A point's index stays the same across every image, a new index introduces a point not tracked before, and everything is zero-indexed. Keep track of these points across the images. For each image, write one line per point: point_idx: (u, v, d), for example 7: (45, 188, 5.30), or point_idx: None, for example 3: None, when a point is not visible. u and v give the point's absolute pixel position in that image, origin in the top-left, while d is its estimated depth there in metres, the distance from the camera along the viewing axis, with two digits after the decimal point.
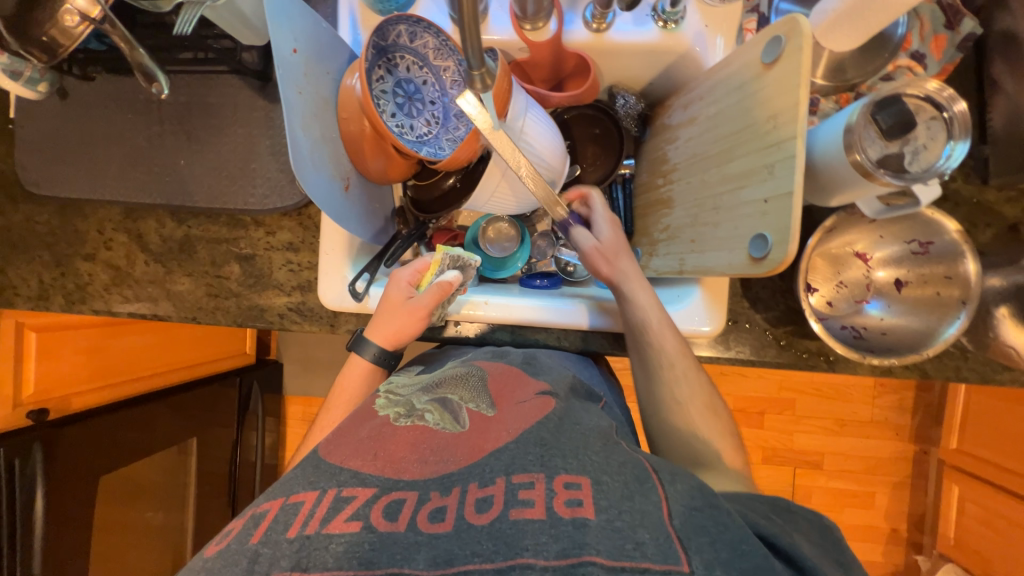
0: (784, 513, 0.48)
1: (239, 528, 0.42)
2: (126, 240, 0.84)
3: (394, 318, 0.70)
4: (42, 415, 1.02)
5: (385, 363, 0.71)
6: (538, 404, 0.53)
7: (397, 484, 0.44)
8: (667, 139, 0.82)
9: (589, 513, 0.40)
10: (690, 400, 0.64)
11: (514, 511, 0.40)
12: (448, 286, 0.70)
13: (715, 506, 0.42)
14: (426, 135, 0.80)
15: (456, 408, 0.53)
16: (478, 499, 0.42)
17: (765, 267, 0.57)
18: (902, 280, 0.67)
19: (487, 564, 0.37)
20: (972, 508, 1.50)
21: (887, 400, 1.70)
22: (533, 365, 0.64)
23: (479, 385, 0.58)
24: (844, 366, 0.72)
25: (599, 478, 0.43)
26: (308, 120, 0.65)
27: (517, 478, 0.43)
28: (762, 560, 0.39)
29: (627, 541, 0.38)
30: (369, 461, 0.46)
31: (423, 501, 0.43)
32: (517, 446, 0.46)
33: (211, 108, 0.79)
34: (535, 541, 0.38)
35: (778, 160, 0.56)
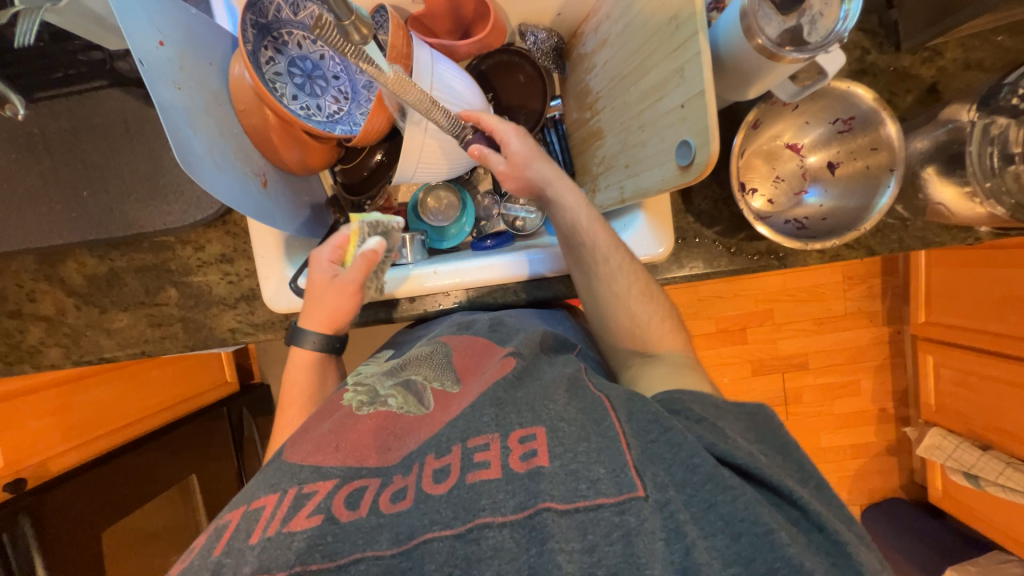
0: (713, 408, 0.50)
1: (201, 544, 0.41)
2: (48, 288, 0.79)
3: (329, 301, 0.68)
4: (19, 485, 0.97)
5: (329, 347, 0.69)
6: (499, 366, 0.53)
7: (359, 471, 0.43)
8: (586, 69, 0.80)
9: (543, 460, 0.42)
10: (627, 292, 0.64)
11: (471, 475, 0.41)
12: (373, 256, 0.67)
13: (668, 429, 0.44)
14: (337, 113, 0.76)
15: (420, 390, 0.53)
16: (436, 470, 0.42)
17: (692, 173, 0.56)
18: (834, 162, 0.68)
19: (446, 530, 0.38)
20: (947, 372, 1.59)
21: (857, 290, 1.76)
22: (500, 330, 0.64)
23: (443, 361, 0.57)
24: (795, 259, 0.73)
25: (555, 425, 0.45)
26: (197, 117, 0.60)
27: (473, 442, 0.44)
28: (709, 471, 0.41)
29: (581, 482, 0.40)
30: (331, 453, 0.44)
31: (385, 484, 0.42)
32: (472, 409, 0.47)
33: (98, 129, 0.73)
34: (492, 500, 0.39)
35: (687, 61, 0.54)
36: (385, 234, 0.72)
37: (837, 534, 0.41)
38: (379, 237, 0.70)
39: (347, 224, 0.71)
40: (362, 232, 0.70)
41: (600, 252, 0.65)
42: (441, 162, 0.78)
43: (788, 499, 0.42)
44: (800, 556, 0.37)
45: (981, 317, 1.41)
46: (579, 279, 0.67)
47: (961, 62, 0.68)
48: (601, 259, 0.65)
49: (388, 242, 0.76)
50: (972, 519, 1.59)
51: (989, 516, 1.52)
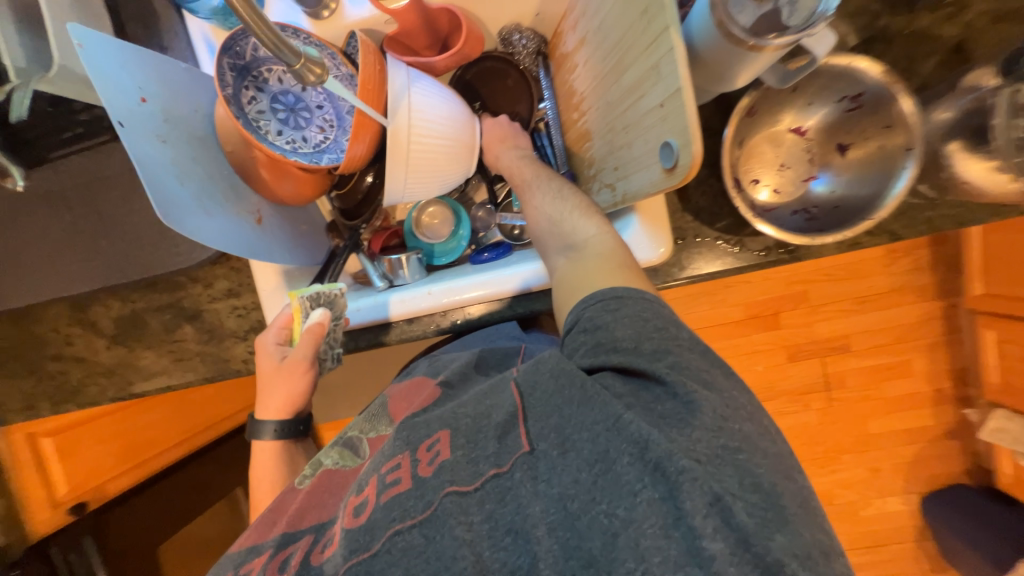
0: (615, 302, 0.52)
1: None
2: (82, 332, 0.85)
3: (281, 381, 0.73)
4: (82, 509, 1.08)
5: (294, 429, 0.77)
6: (426, 398, 0.62)
7: (296, 534, 0.53)
8: (569, 69, 0.77)
9: (445, 454, 0.49)
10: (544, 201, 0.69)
11: (385, 494, 0.49)
12: (317, 329, 0.70)
13: (560, 376, 0.48)
14: (323, 142, 0.77)
15: (356, 443, 0.64)
16: (357, 504, 0.50)
17: (678, 176, 0.53)
18: (845, 143, 0.62)
19: (365, 552, 0.46)
20: (1012, 348, 1.44)
21: (903, 264, 1.62)
22: (434, 367, 0.72)
23: (378, 411, 0.68)
24: (807, 252, 0.68)
25: (456, 424, 0.51)
26: (183, 165, 0.62)
27: (386, 468, 0.52)
28: (587, 392, 0.46)
29: (477, 464, 0.48)
30: (273, 526, 0.55)
31: (316, 539, 0.51)
32: (393, 440, 0.55)
33: (109, 181, 0.78)
34: (402, 509, 0.47)
35: (661, 57, 0.51)
36: (330, 305, 0.72)
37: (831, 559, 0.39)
38: (324, 310, 0.72)
39: (289, 300, 0.72)
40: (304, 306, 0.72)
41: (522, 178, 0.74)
42: (429, 177, 0.76)
43: (657, 379, 0.46)
44: (645, 432, 0.42)
45: None
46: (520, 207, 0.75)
47: (990, 16, 0.60)
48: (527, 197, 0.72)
49: (336, 310, 0.74)
50: None
51: None
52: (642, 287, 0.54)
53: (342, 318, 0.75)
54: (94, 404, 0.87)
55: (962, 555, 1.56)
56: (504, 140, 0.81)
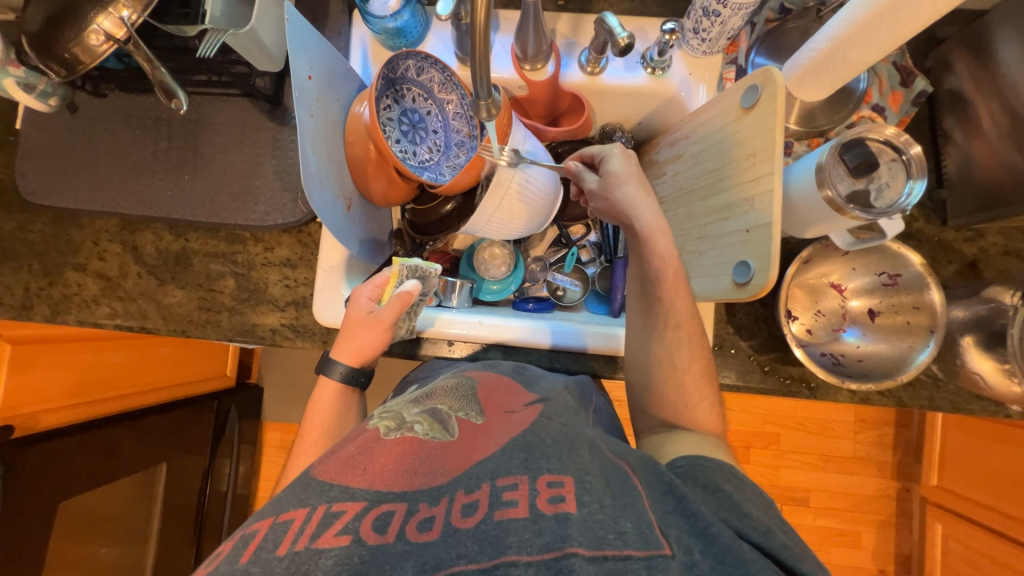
0: (737, 479, 0.48)
1: (228, 547, 0.35)
2: (120, 251, 0.84)
3: (359, 334, 0.70)
4: (7, 433, 0.93)
5: (355, 380, 0.71)
6: (527, 414, 0.49)
7: (386, 496, 0.38)
8: (655, 174, 0.88)
9: (571, 507, 0.37)
10: (686, 366, 0.64)
11: (498, 513, 0.37)
12: (407, 297, 0.69)
13: (682, 498, 0.41)
14: (428, 161, 0.84)
15: (446, 417, 0.48)
16: (464, 504, 0.38)
17: (749, 291, 0.60)
18: (875, 309, 0.72)
19: (472, 565, 0.33)
20: (957, 547, 1.51)
21: (868, 435, 1.73)
22: (525, 374, 0.61)
23: (467, 394, 0.53)
24: (826, 392, 0.75)
25: (582, 476, 0.40)
26: (317, 140, 0.68)
27: (502, 481, 0.39)
28: (727, 542, 0.37)
29: (608, 531, 0.36)
30: (358, 473, 0.39)
31: (412, 511, 0.37)
32: (500, 452, 0.42)
33: (218, 127, 0.82)
34: (519, 539, 0.35)
35: (759, 192, 0.60)
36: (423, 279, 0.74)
37: None
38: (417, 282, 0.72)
39: (390, 264, 0.73)
40: (401, 274, 0.72)
41: (673, 316, 0.64)
42: (510, 220, 0.83)
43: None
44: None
45: (993, 493, 1.38)
46: (639, 329, 0.67)
47: (1000, 247, 0.74)
48: (669, 321, 0.64)
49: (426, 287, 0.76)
50: None
51: None
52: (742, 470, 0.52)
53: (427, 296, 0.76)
54: (95, 325, 0.83)
55: None
56: (636, 193, 0.65)
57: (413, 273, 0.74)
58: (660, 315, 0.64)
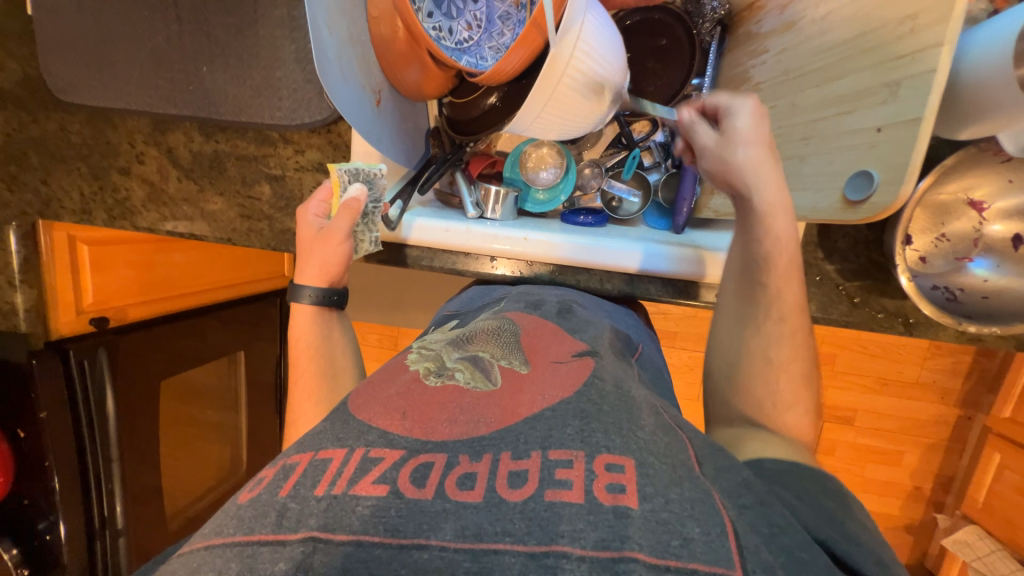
0: (833, 488, 0.42)
1: (270, 478, 0.35)
2: (157, 154, 0.81)
3: (318, 251, 0.67)
4: (104, 323, 1.03)
5: (329, 301, 0.69)
6: (578, 366, 0.45)
7: (425, 446, 0.36)
8: (752, 52, 0.69)
9: (632, 501, 0.31)
10: (784, 363, 0.53)
11: (549, 492, 0.31)
12: (355, 204, 0.65)
13: (762, 501, 0.35)
14: (466, 42, 0.70)
15: (488, 368, 0.45)
16: (511, 474, 0.33)
17: (861, 213, 0.49)
18: (1022, 236, 0.57)
19: (519, 546, 0.28)
20: (1010, 475, 1.46)
21: (939, 363, 1.59)
22: (569, 318, 0.57)
23: (511, 342, 0.50)
24: (924, 330, 0.65)
25: (644, 460, 0.34)
26: (331, 15, 0.57)
27: (554, 454, 0.34)
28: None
29: (672, 536, 0.30)
30: (398, 421, 0.38)
31: (452, 463, 0.34)
32: (554, 416, 0.38)
33: (228, 3, 0.71)
34: (572, 528, 0.29)
35: (909, 78, 0.45)
36: (368, 183, 0.68)
37: None
38: (362, 187, 0.67)
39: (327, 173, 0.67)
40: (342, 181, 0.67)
41: (779, 303, 0.54)
42: (560, 118, 0.70)
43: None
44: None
45: None
46: (733, 319, 0.58)
47: None
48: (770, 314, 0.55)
49: (374, 191, 0.70)
50: None
51: None
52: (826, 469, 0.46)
53: (380, 203, 0.70)
54: (149, 231, 0.85)
55: None
56: (758, 155, 0.54)
57: (355, 177, 0.68)
58: (763, 303, 0.55)
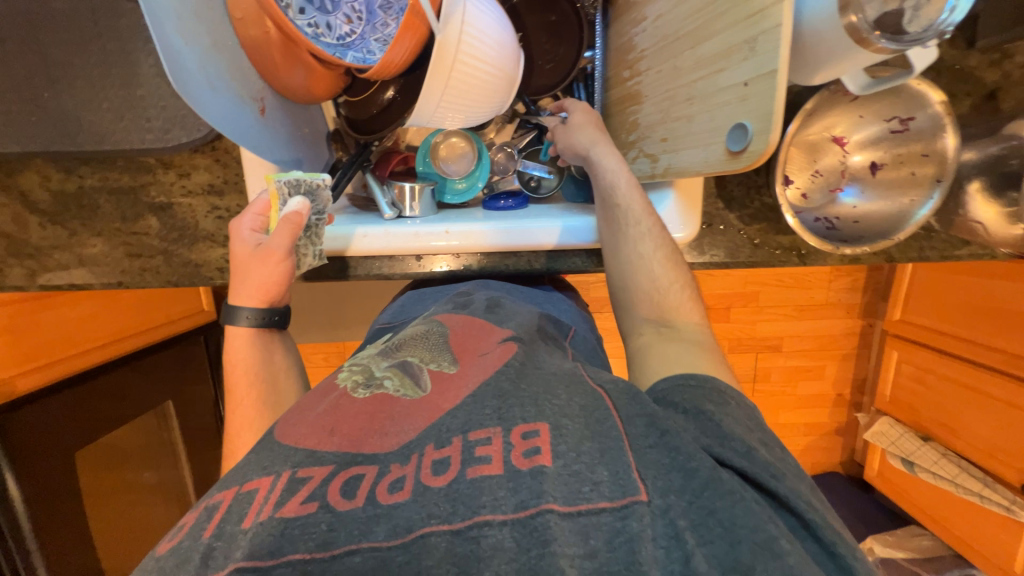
0: (718, 395, 0.46)
1: (191, 523, 0.34)
2: (7, 201, 0.70)
3: (254, 271, 0.61)
4: None
5: (268, 321, 0.64)
6: (499, 353, 0.47)
7: (355, 458, 0.36)
8: (633, 20, 0.72)
9: (547, 460, 0.35)
10: (653, 254, 0.62)
11: (471, 470, 0.35)
12: (297, 218, 0.60)
13: (665, 432, 0.39)
14: (349, 36, 0.66)
15: (417, 371, 0.44)
16: (434, 462, 0.35)
17: (743, 161, 0.52)
18: (878, 163, 0.65)
19: (443, 526, 0.32)
20: (908, 367, 1.68)
21: (842, 282, 1.80)
22: (497, 313, 0.58)
23: (439, 343, 0.50)
24: (815, 258, 0.72)
25: (559, 423, 0.38)
26: (185, 22, 0.51)
27: (474, 435, 0.37)
28: (708, 474, 0.36)
29: (584, 483, 0.35)
30: (326, 438, 0.37)
31: (383, 473, 0.35)
32: (472, 400, 0.40)
33: (61, 17, 0.62)
34: (492, 498, 0.33)
35: (759, 31, 0.48)
36: (310, 195, 0.63)
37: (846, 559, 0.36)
38: (303, 199, 0.62)
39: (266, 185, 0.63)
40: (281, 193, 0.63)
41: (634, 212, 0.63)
42: (461, 106, 0.69)
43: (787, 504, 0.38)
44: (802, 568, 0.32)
45: (956, 321, 1.48)
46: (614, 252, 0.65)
47: None
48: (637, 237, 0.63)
49: (317, 203, 0.66)
50: (898, 498, 1.71)
51: (917, 501, 1.63)
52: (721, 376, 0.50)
53: (324, 215, 0.68)
54: (16, 289, 0.74)
55: None
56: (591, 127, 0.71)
57: (297, 189, 0.64)
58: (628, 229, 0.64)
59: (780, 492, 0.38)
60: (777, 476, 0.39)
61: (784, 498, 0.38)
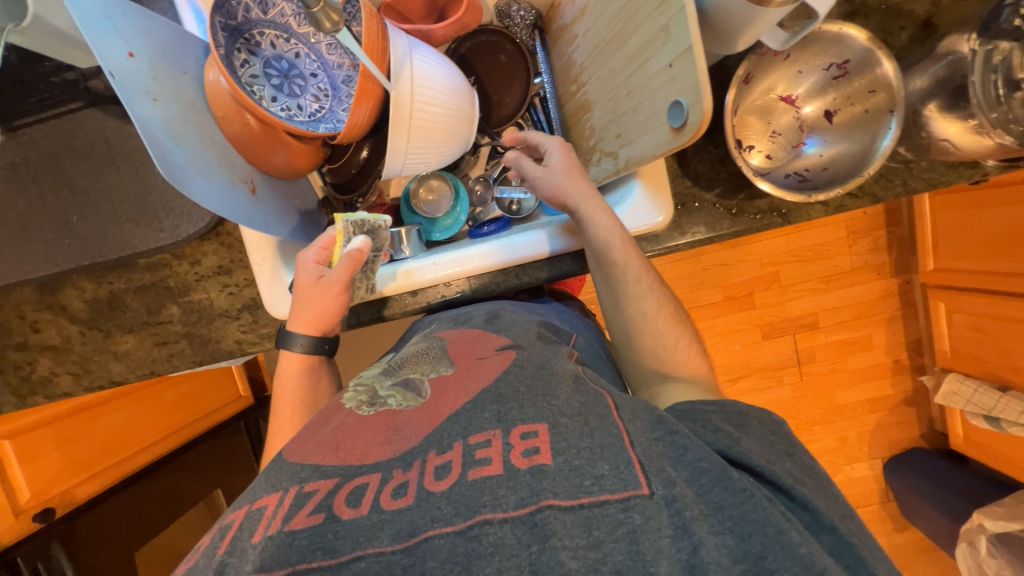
0: (739, 415, 0.48)
1: (205, 543, 0.40)
2: (52, 317, 0.79)
3: (313, 301, 0.67)
4: (49, 516, 0.95)
5: (319, 349, 0.70)
6: (499, 359, 0.51)
7: (361, 468, 0.41)
8: (568, 41, 0.78)
9: (546, 458, 0.39)
10: (655, 313, 0.63)
11: (472, 472, 0.39)
12: (358, 255, 0.67)
13: (674, 432, 0.43)
14: (319, 111, 0.74)
15: (419, 385, 0.50)
16: (438, 467, 0.40)
17: (687, 134, 0.54)
18: (830, 110, 0.67)
19: (447, 527, 0.36)
20: (960, 317, 1.56)
21: (863, 245, 1.73)
22: (495, 322, 0.61)
23: (438, 353, 0.55)
24: (799, 215, 0.71)
25: (557, 421, 0.42)
26: (176, 127, 0.60)
27: (475, 439, 0.41)
28: (719, 471, 0.40)
29: (585, 478, 0.38)
30: (330, 452, 0.43)
31: (386, 479, 0.40)
32: (473, 405, 0.44)
33: (82, 151, 0.72)
34: (493, 497, 0.37)
35: (669, 17, 0.52)
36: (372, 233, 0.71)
37: (849, 538, 0.40)
38: (365, 237, 0.69)
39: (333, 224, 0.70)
40: (346, 231, 0.69)
41: (632, 271, 0.64)
42: (429, 149, 0.75)
43: (802, 501, 0.42)
44: (814, 555, 0.35)
45: (993, 259, 1.39)
46: (612, 307, 0.65)
47: None
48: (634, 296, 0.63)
49: (376, 241, 0.73)
50: (997, 461, 1.54)
51: (1016, 460, 1.46)
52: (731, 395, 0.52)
53: (381, 250, 0.74)
54: (67, 396, 0.81)
55: (923, 515, 1.65)
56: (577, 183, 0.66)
57: (360, 228, 0.71)
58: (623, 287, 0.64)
59: (786, 486, 0.42)
60: (799, 485, 0.43)
61: (796, 496, 0.42)
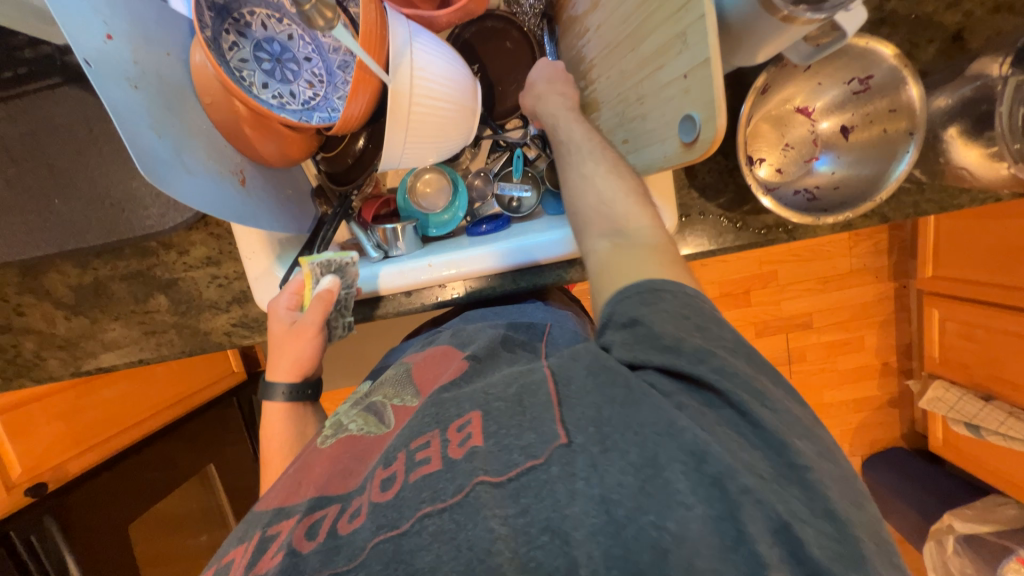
0: (650, 292, 0.47)
1: None
2: (36, 301, 0.77)
3: (290, 348, 0.68)
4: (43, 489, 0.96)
5: (301, 393, 0.71)
6: (454, 369, 0.54)
7: (323, 501, 0.43)
8: (578, 33, 0.74)
9: (477, 440, 0.42)
10: (596, 172, 0.58)
11: (413, 474, 0.41)
12: (328, 297, 0.66)
13: (594, 372, 0.43)
14: (313, 99, 0.70)
15: (381, 410, 0.54)
16: (383, 479, 0.42)
17: (697, 151, 0.51)
18: (847, 126, 0.64)
19: (391, 531, 0.38)
20: (952, 325, 1.57)
21: (864, 247, 1.72)
22: (461, 337, 0.62)
23: (404, 380, 0.57)
24: (804, 231, 0.70)
25: (489, 408, 0.44)
26: (157, 115, 0.56)
27: (414, 444, 0.44)
28: (625, 386, 0.41)
29: (511, 453, 0.40)
30: (297, 493, 0.45)
31: (343, 509, 0.42)
32: (415, 418, 0.48)
33: (61, 130, 0.69)
34: (431, 491, 0.40)
35: (686, 25, 0.49)
36: (341, 272, 0.68)
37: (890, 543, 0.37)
38: (334, 277, 0.68)
39: (299, 266, 0.68)
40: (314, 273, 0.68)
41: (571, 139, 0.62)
42: (428, 141, 0.71)
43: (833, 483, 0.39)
44: (699, 441, 0.37)
45: (988, 271, 1.40)
46: (563, 184, 0.62)
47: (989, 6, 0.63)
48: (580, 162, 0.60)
49: (347, 278, 0.70)
50: (971, 465, 1.59)
51: (993, 466, 1.50)
52: (678, 280, 0.49)
53: (353, 288, 0.71)
54: (54, 379, 0.80)
55: (895, 511, 1.71)
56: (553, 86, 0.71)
57: (328, 268, 0.69)
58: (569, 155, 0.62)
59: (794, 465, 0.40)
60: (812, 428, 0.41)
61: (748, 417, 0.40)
